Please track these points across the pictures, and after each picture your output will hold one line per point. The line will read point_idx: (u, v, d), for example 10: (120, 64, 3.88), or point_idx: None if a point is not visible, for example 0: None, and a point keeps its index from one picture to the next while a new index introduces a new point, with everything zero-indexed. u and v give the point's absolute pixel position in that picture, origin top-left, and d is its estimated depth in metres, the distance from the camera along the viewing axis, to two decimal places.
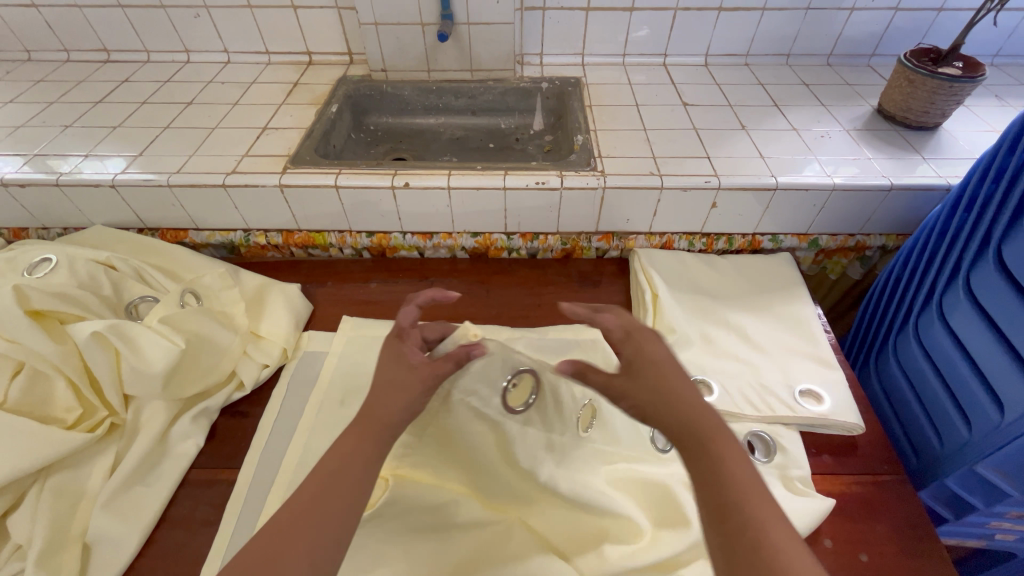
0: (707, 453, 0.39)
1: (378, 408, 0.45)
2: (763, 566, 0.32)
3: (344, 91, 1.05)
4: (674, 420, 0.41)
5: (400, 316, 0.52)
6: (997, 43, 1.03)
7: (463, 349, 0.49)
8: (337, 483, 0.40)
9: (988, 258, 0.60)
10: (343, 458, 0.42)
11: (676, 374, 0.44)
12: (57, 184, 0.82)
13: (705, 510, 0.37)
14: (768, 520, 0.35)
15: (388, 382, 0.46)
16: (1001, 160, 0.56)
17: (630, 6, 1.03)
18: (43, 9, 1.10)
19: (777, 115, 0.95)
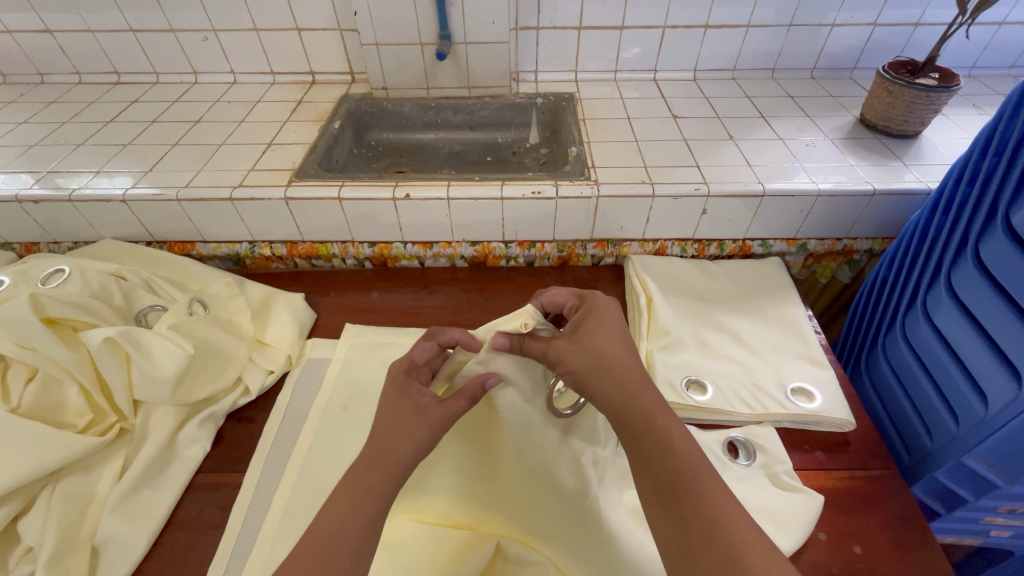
0: (652, 424, 0.45)
1: (390, 449, 0.46)
2: (703, 508, 0.40)
3: (346, 108, 1.09)
4: (622, 397, 0.47)
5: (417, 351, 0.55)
6: (972, 55, 1.07)
7: (476, 384, 0.51)
8: (346, 529, 0.41)
9: (966, 257, 0.62)
10: (356, 502, 0.43)
11: (618, 348, 0.50)
12: (70, 199, 0.85)
13: (658, 474, 0.43)
14: (699, 471, 0.43)
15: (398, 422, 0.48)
16: (974, 163, 0.59)
17: (620, 24, 1.08)
18: (58, 35, 1.14)
19: (764, 126, 0.99)
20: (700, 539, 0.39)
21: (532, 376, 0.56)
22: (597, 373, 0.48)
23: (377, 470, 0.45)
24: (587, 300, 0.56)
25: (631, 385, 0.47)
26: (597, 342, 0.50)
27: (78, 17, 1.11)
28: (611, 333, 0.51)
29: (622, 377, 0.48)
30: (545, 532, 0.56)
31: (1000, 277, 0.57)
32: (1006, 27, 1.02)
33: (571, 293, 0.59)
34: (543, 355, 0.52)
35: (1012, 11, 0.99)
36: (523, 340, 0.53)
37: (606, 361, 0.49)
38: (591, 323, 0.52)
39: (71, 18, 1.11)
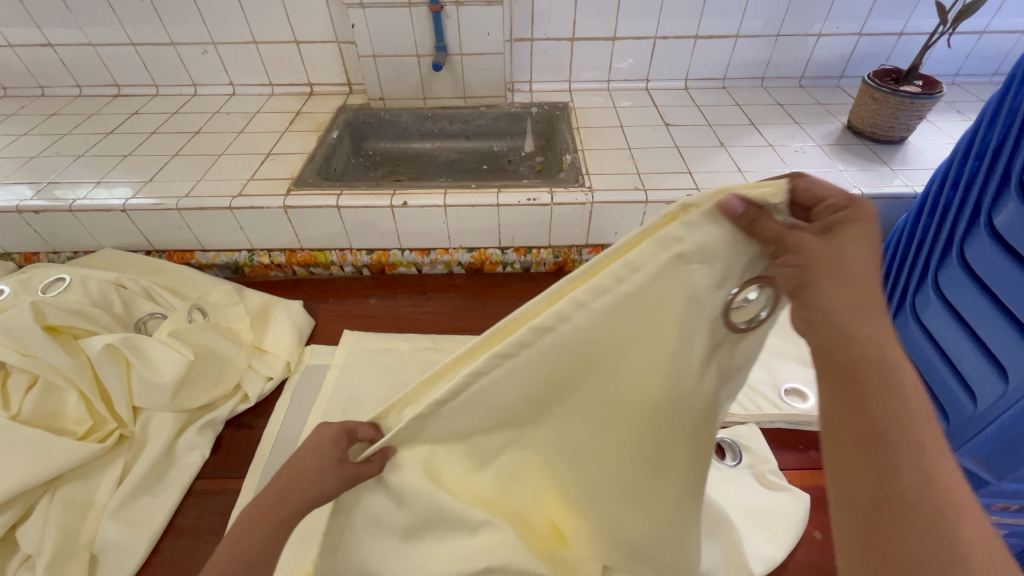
0: (873, 367, 0.29)
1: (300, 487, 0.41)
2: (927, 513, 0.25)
3: (344, 118, 1.11)
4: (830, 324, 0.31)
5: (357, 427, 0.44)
6: (955, 64, 1.10)
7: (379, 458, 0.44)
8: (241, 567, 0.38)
9: (952, 259, 0.63)
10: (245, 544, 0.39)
11: (867, 270, 0.32)
12: (70, 209, 0.85)
13: (855, 437, 0.29)
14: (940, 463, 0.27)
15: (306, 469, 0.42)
16: (957, 168, 0.60)
17: (612, 35, 1.10)
18: (59, 49, 1.16)
19: (754, 133, 1.01)
20: (909, 540, 0.25)
21: (738, 264, 0.35)
22: (829, 282, 0.32)
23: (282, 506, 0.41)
24: (860, 200, 0.34)
25: (866, 308, 0.31)
26: (846, 250, 0.32)
27: (80, 31, 1.13)
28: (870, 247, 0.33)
29: (854, 295, 0.31)
30: (608, 516, 0.47)
31: (986, 278, 0.58)
32: (987, 37, 1.05)
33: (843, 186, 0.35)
34: (767, 241, 0.34)
35: (991, 22, 1.02)
36: (762, 214, 0.33)
37: (846, 279, 0.32)
38: (841, 229, 0.33)
39: (73, 32, 1.13)
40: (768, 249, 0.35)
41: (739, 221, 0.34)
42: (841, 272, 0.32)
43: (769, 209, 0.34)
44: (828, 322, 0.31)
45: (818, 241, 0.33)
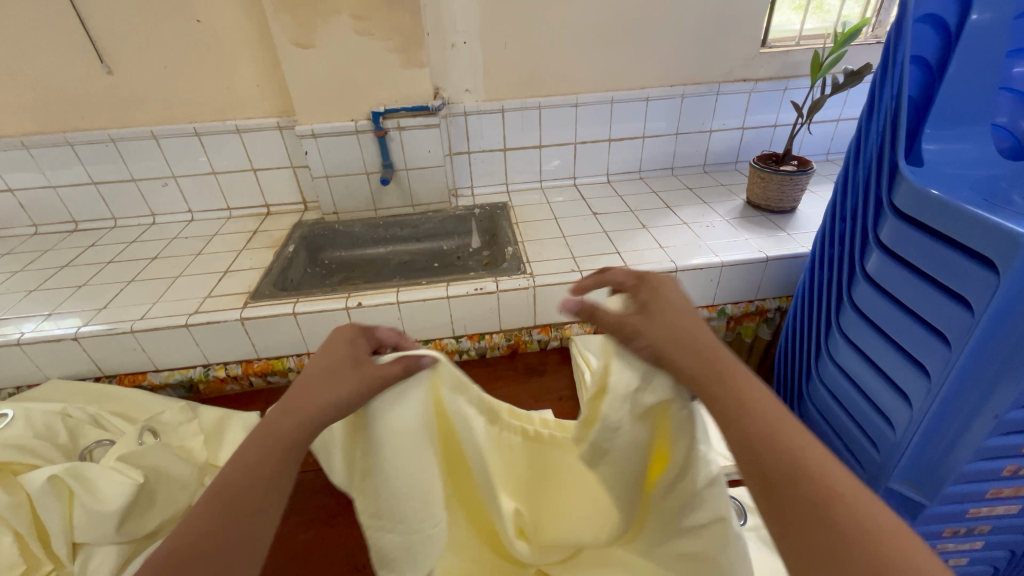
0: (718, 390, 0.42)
1: (307, 400, 0.45)
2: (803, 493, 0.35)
3: (299, 233, 1.18)
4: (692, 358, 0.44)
5: (381, 334, 0.56)
6: (825, 144, 1.31)
7: (411, 357, 0.49)
8: (256, 474, 0.40)
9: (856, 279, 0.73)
10: (245, 468, 0.41)
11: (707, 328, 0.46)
12: (18, 343, 0.85)
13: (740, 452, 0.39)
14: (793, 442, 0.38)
15: (322, 372, 0.48)
16: (843, 201, 0.75)
17: (539, 143, 1.27)
18: (19, 192, 1.22)
19: (670, 214, 1.15)
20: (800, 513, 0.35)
21: None
22: (677, 351, 0.45)
23: (289, 419, 0.44)
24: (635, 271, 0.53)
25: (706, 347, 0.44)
26: (672, 318, 0.47)
27: (41, 174, 1.20)
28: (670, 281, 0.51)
29: (696, 342, 0.45)
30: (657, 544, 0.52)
31: (874, 316, 0.69)
32: (843, 122, 1.28)
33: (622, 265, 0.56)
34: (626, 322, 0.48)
35: (842, 110, 1.26)
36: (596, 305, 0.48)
37: (684, 321, 0.47)
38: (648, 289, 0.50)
39: (34, 176, 1.20)
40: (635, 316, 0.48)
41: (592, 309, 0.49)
42: (680, 319, 0.47)
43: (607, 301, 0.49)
44: (712, 364, 0.43)
45: (653, 317, 0.47)
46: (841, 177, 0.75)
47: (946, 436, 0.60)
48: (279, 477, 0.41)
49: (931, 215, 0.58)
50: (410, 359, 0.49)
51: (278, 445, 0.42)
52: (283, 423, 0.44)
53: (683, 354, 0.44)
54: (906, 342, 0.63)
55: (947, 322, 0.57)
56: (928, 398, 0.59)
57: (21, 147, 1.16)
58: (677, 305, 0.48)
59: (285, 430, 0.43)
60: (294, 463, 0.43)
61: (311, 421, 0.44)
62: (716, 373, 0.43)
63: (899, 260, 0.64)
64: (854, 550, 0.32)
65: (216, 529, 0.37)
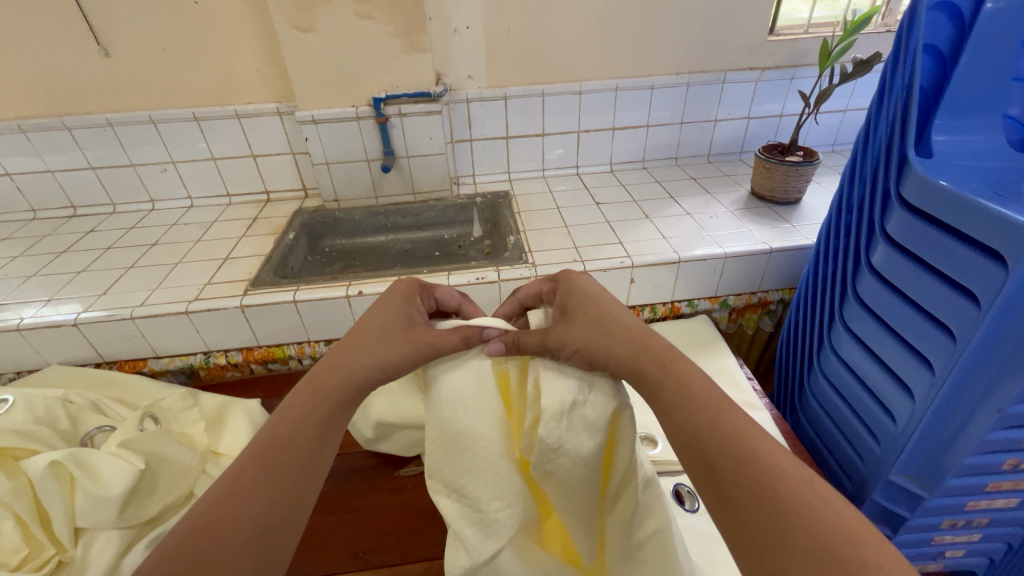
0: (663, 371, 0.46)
1: (353, 360, 0.51)
2: (736, 471, 0.39)
3: (300, 220, 1.17)
4: (621, 347, 0.48)
5: (441, 294, 0.62)
6: (831, 135, 1.30)
7: (474, 329, 0.53)
8: (292, 435, 0.46)
9: (860, 271, 0.73)
10: (290, 424, 0.47)
11: (614, 320, 0.51)
12: (18, 328, 0.85)
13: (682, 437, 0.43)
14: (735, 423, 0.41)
15: (376, 331, 0.54)
16: (850, 192, 0.74)
17: (542, 132, 1.25)
18: (17, 177, 1.21)
19: (674, 204, 1.14)
20: (735, 488, 0.38)
21: None
22: (608, 342, 0.48)
23: (334, 381, 0.50)
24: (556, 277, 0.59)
25: (636, 339, 0.49)
26: (588, 312, 0.52)
27: (39, 158, 1.19)
28: (579, 278, 0.58)
29: (620, 336, 0.49)
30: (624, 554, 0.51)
31: (877, 309, 0.69)
32: (850, 112, 1.26)
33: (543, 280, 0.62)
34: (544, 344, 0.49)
35: (850, 101, 1.24)
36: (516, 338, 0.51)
37: (598, 311, 0.52)
38: (566, 289, 0.56)
39: (32, 160, 1.19)
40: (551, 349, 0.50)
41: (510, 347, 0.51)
42: (595, 310, 0.52)
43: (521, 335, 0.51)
44: (635, 353, 0.48)
45: (570, 316, 0.52)
46: (849, 167, 0.74)
47: (948, 430, 0.59)
48: (323, 434, 0.47)
49: (940, 207, 0.57)
50: (474, 328, 0.53)
51: (321, 402, 0.49)
52: (324, 384, 0.50)
53: (613, 346, 0.48)
54: (910, 335, 0.63)
55: (953, 315, 0.56)
56: (931, 391, 0.59)
57: (18, 130, 1.14)
58: (595, 298, 0.54)
59: (333, 387, 0.50)
60: (342, 416, 0.50)
61: (355, 384, 0.50)
62: (641, 360, 0.47)
63: (906, 252, 0.64)
64: (792, 521, 0.35)
65: (250, 486, 0.42)
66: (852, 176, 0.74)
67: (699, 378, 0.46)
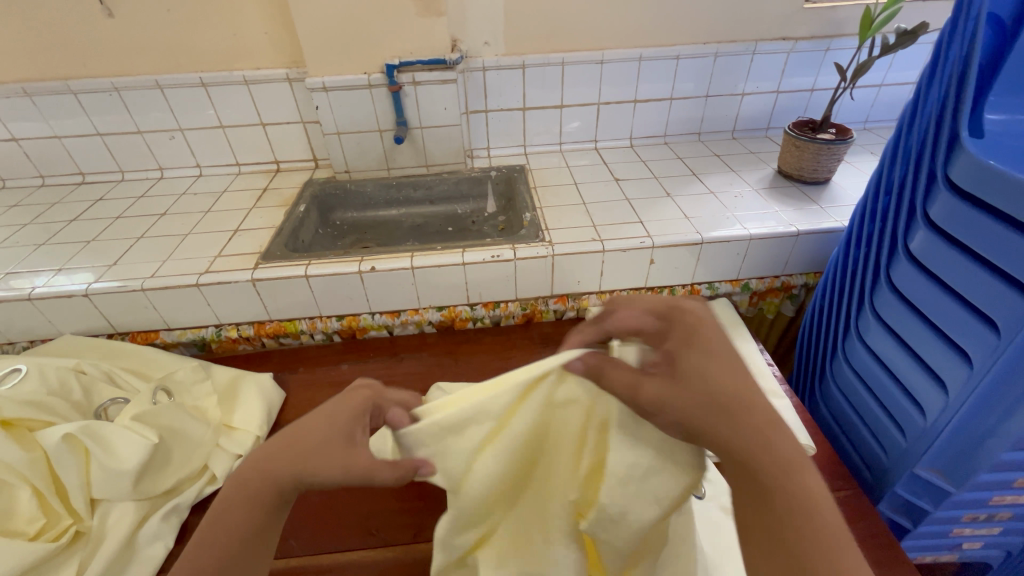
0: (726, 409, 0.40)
1: (296, 451, 0.43)
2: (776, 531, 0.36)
3: (310, 192, 1.15)
4: (700, 397, 0.41)
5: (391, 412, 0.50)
6: (864, 112, 1.24)
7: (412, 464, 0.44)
8: (212, 549, 0.40)
9: (896, 257, 0.69)
10: (212, 536, 0.40)
11: (726, 384, 0.41)
12: (30, 297, 0.84)
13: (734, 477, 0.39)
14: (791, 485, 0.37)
15: (321, 421, 0.46)
16: (890, 171, 0.70)
17: (560, 103, 1.20)
18: (24, 142, 1.19)
19: (697, 182, 1.10)
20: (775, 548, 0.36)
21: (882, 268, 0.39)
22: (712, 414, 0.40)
23: (261, 476, 0.43)
24: (673, 320, 0.46)
25: (717, 384, 0.41)
26: (703, 376, 0.41)
27: (45, 124, 1.16)
28: (709, 327, 0.45)
29: (729, 388, 0.41)
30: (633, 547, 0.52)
31: (912, 297, 0.66)
32: (886, 88, 1.19)
33: (651, 312, 0.48)
34: (632, 397, 0.43)
35: (886, 75, 1.17)
36: (603, 375, 0.45)
37: (710, 378, 0.41)
38: (686, 337, 0.44)
39: (38, 125, 1.16)
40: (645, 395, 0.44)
41: (587, 375, 0.46)
42: (702, 374, 0.42)
43: (608, 371, 0.45)
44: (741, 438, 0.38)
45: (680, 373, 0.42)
46: (891, 145, 0.69)
47: (982, 425, 0.57)
48: (248, 542, 0.41)
49: (993, 191, 0.53)
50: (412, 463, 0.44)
51: (251, 502, 0.42)
52: (249, 483, 0.43)
53: (697, 395, 0.41)
54: (948, 326, 0.60)
55: (999, 308, 0.53)
56: (969, 386, 0.56)
57: (23, 94, 1.12)
58: (714, 353, 0.43)
59: (259, 488, 0.42)
60: (279, 512, 0.43)
61: (288, 480, 0.43)
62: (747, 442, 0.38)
63: (948, 238, 0.60)
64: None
65: None
66: (894, 153, 0.70)
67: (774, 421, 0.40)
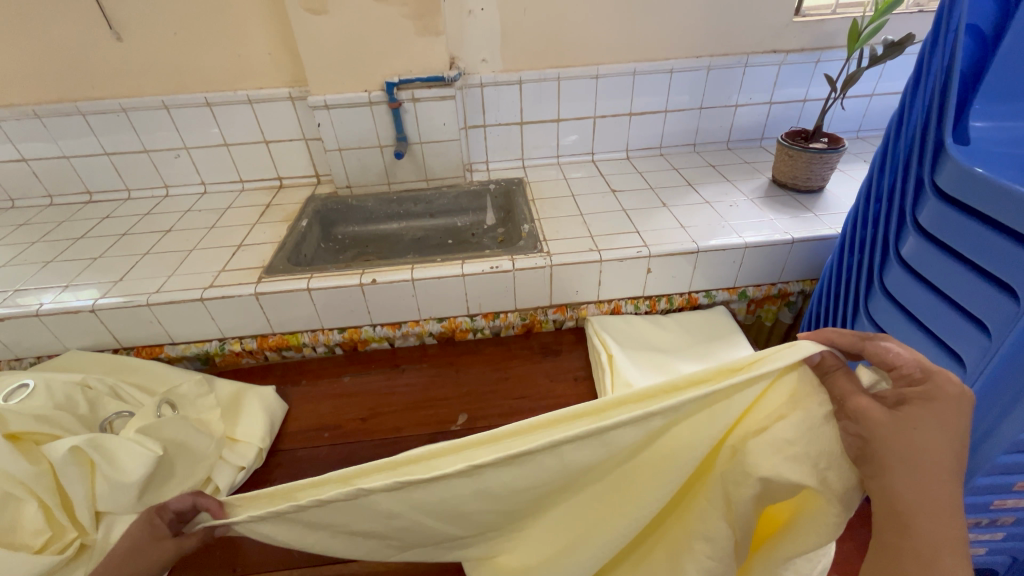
0: (904, 417, 0.38)
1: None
2: (901, 529, 0.36)
3: (313, 207, 1.17)
4: (907, 412, 0.38)
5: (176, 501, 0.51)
6: (856, 121, 1.26)
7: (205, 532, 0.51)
8: None
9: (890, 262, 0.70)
10: None
11: (926, 422, 0.37)
12: (37, 313, 0.86)
13: (876, 472, 0.38)
14: (939, 504, 0.35)
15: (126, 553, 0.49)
16: (880, 178, 0.71)
17: (557, 117, 1.23)
18: (33, 162, 1.21)
19: (692, 192, 1.11)
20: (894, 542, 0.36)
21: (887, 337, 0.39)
22: (899, 463, 0.37)
23: None
24: (936, 376, 0.38)
25: (936, 410, 0.37)
26: (916, 430, 0.37)
27: (55, 144, 1.19)
28: (964, 409, 0.37)
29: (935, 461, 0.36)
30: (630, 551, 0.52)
31: (905, 302, 0.66)
32: (877, 97, 1.22)
33: (919, 359, 0.40)
34: (840, 400, 0.42)
35: (877, 85, 1.20)
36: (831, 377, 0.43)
37: (920, 444, 0.36)
38: (935, 397, 0.37)
39: (47, 146, 1.19)
40: (838, 402, 0.42)
41: (817, 371, 0.44)
42: (912, 436, 0.37)
43: (836, 375, 0.43)
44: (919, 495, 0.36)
45: (902, 418, 0.38)
46: (880, 154, 0.71)
47: (978, 429, 0.57)
48: None
49: (978, 197, 0.54)
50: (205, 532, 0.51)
51: None
52: None
53: (915, 414, 0.37)
54: (941, 330, 0.61)
55: (991, 311, 0.54)
56: None
57: (34, 116, 1.15)
58: (945, 425, 0.37)
59: None
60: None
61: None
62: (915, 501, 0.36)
63: (939, 244, 0.61)
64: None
65: None
66: (883, 162, 0.71)
67: (943, 444, 0.36)
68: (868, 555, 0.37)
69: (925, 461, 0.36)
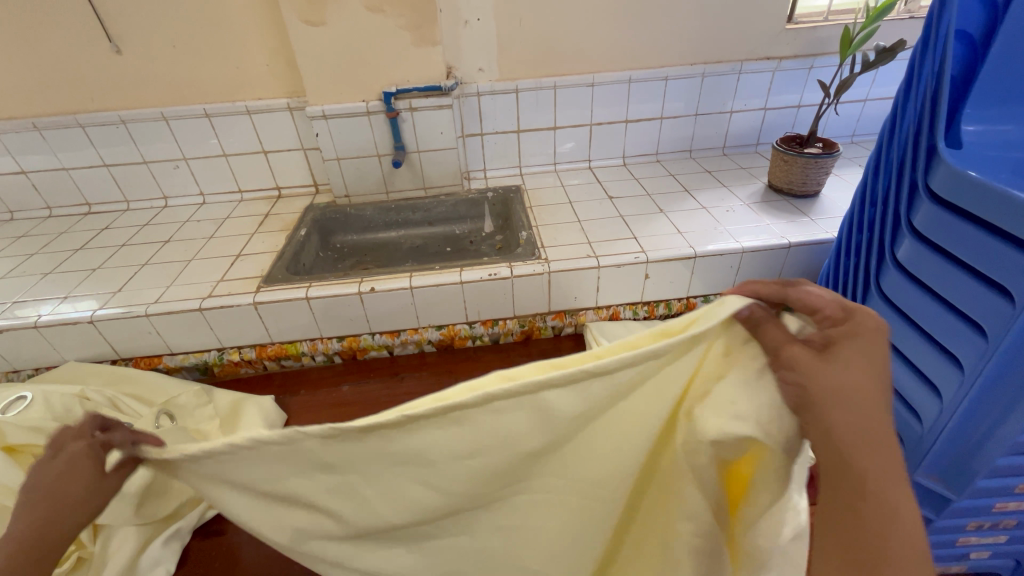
0: (839, 362, 0.37)
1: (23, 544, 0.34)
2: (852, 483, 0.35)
3: (311, 216, 1.17)
4: (838, 359, 0.37)
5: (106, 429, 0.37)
6: (850, 126, 1.27)
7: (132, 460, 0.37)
8: None
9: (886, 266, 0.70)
10: None
11: (859, 364, 0.37)
12: (36, 325, 0.86)
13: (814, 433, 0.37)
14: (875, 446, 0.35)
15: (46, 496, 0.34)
16: (874, 183, 0.72)
17: (554, 125, 1.24)
18: (32, 174, 1.22)
19: (688, 198, 1.12)
20: (848, 495, 0.35)
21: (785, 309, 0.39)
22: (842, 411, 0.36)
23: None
24: (857, 315, 0.38)
25: (862, 353, 0.37)
26: (851, 373, 0.36)
27: (54, 157, 1.20)
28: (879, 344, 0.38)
29: (874, 419, 0.35)
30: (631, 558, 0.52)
31: (902, 305, 0.67)
32: (870, 102, 1.23)
33: (838, 301, 0.39)
34: (773, 352, 0.39)
35: (870, 91, 1.21)
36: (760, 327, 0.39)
37: (859, 387, 0.36)
38: (859, 334, 0.37)
39: (47, 158, 1.20)
40: (769, 354, 0.39)
41: (745, 323, 0.40)
42: (855, 377, 0.36)
43: (766, 324, 0.39)
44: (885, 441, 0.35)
45: (835, 363, 0.37)
46: (874, 158, 0.71)
47: (978, 431, 0.57)
48: None
49: (971, 200, 0.54)
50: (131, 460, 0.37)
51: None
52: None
53: (848, 360, 0.37)
54: (938, 332, 0.61)
55: (987, 313, 0.54)
56: (962, 392, 0.57)
57: (33, 129, 1.15)
58: (871, 364, 0.37)
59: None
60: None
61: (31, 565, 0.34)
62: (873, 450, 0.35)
63: (934, 246, 0.61)
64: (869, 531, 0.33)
65: None
66: (877, 166, 0.72)
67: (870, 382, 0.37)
68: (830, 521, 0.35)
69: (861, 406, 0.36)
